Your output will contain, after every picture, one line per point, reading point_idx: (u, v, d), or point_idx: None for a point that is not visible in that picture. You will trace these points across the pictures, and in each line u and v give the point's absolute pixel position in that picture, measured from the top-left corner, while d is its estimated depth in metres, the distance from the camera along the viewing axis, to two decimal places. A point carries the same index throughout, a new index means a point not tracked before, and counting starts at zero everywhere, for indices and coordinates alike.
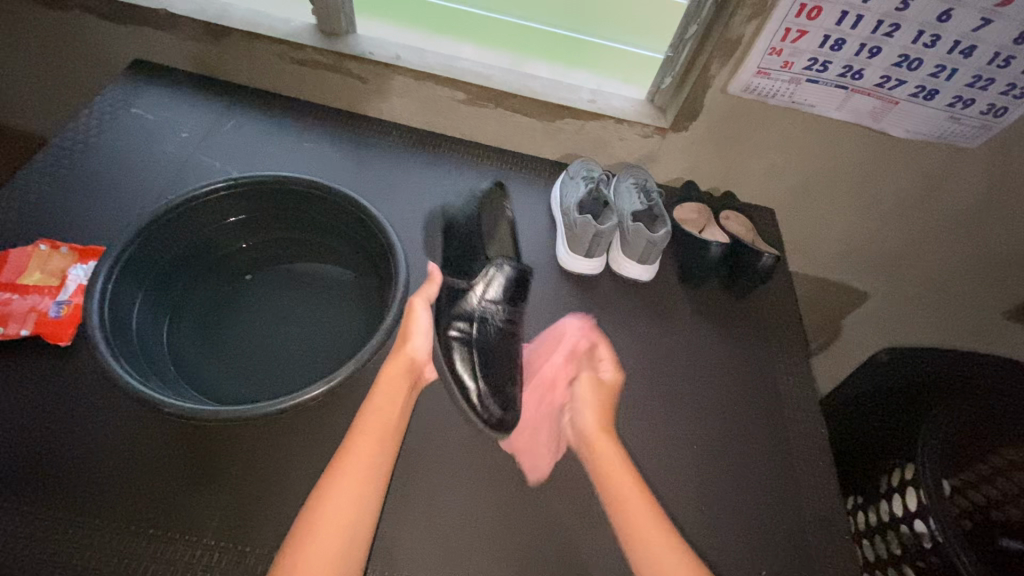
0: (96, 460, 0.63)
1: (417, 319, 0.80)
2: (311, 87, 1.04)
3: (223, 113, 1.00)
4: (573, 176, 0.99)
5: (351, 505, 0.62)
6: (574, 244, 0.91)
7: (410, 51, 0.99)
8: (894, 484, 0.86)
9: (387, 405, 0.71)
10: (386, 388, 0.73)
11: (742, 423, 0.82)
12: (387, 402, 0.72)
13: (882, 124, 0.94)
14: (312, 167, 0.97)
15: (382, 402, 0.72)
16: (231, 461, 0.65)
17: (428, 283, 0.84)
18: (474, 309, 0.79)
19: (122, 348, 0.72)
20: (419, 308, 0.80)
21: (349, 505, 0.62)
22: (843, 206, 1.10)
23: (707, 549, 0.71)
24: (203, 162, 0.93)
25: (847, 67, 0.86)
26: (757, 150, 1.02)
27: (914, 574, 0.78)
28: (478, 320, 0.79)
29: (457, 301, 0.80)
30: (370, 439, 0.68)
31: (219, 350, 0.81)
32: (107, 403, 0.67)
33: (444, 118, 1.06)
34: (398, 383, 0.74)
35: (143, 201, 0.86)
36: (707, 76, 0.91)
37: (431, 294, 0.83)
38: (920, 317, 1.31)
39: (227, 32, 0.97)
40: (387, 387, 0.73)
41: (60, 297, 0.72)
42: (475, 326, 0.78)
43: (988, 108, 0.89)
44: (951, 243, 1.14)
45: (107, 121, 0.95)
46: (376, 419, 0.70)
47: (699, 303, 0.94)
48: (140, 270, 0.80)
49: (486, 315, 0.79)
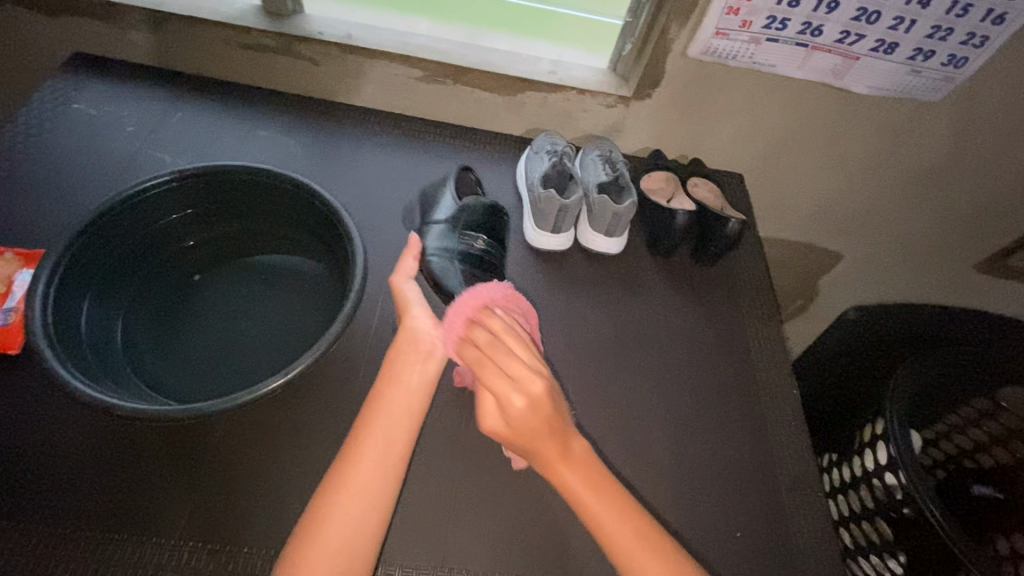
0: (52, 469, 0.62)
1: (407, 292, 0.71)
2: (263, 73, 1.01)
3: (170, 104, 0.96)
4: (537, 150, 0.97)
5: (357, 512, 0.56)
6: (540, 220, 0.89)
7: (363, 30, 0.96)
8: (865, 439, 0.87)
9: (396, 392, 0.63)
10: (401, 366, 0.64)
11: (716, 390, 0.83)
12: (401, 384, 0.63)
13: (845, 82, 0.93)
14: (266, 156, 0.93)
15: (396, 384, 0.63)
16: (194, 461, 0.64)
17: (404, 258, 0.74)
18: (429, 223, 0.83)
19: (72, 355, 0.70)
20: (403, 285, 0.71)
21: (360, 506, 0.56)
22: (811, 168, 1.10)
23: (684, 515, 0.71)
24: (152, 156, 0.90)
25: (806, 23, 0.84)
26: (722, 115, 1.01)
27: (886, 526, 0.80)
28: (461, 249, 0.78)
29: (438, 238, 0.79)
30: (383, 428, 0.60)
31: (176, 351, 0.79)
32: (61, 412, 0.65)
33: (402, 98, 1.04)
34: (410, 364, 0.64)
35: (89, 200, 0.83)
36: (666, 41, 0.90)
37: (410, 268, 0.73)
38: (891, 274, 1.32)
39: (167, 18, 0.93)
40: (404, 365, 0.64)
41: (7, 306, 0.70)
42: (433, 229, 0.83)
43: (949, 59, 0.88)
44: (919, 199, 1.15)
45: (47, 118, 0.91)
46: (390, 404, 0.62)
47: (670, 273, 0.94)
48: (89, 274, 0.77)
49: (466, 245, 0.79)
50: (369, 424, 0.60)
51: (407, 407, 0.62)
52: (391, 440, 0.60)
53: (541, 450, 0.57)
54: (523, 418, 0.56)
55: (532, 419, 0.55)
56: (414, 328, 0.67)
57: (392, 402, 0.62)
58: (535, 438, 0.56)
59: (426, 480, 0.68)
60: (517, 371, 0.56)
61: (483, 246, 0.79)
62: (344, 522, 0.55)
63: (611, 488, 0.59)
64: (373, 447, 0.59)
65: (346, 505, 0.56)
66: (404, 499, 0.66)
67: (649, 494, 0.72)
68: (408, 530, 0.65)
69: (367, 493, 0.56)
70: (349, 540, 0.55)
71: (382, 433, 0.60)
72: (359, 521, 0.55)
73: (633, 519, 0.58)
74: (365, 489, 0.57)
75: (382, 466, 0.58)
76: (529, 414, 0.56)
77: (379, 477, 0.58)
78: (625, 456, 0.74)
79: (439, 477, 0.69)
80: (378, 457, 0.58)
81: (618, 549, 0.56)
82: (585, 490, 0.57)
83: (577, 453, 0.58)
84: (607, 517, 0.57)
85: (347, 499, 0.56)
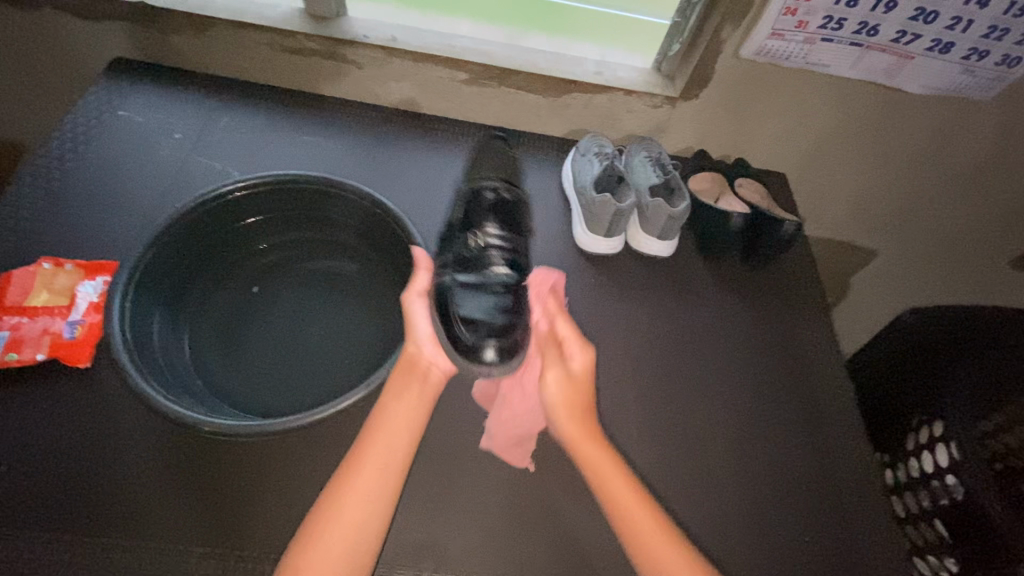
0: (131, 483, 0.62)
1: (413, 313, 0.73)
2: (304, 76, 1.00)
3: (215, 109, 0.95)
4: (585, 152, 0.96)
5: (364, 506, 0.58)
6: (593, 223, 0.89)
7: (407, 32, 0.95)
8: (923, 441, 0.88)
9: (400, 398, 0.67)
10: (399, 382, 0.68)
11: (774, 394, 0.83)
12: (401, 399, 0.66)
13: (896, 81, 0.92)
14: (315, 162, 0.93)
15: (396, 400, 0.66)
16: (269, 474, 0.63)
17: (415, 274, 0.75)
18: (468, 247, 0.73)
19: (149, 369, 0.70)
20: (412, 303, 0.72)
21: (359, 512, 0.58)
22: (854, 167, 1.10)
23: (751, 521, 0.72)
24: (201, 164, 0.89)
25: (862, 23, 0.84)
26: (768, 116, 1.00)
27: (942, 526, 0.81)
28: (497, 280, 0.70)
29: (446, 254, 0.76)
30: (383, 439, 0.63)
31: (241, 362, 0.78)
32: (135, 425, 0.65)
33: (445, 101, 1.02)
34: (409, 377, 0.69)
35: (143, 209, 0.83)
36: (717, 41, 0.89)
37: (421, 284, 0.74)
38: (928, 271, 1.32)
39: (211, 22, 0.92)
40: (401, 383, 0.68)
41: (72, 317, 0.70)
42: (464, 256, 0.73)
43: (1004, 58, 0.87)
44: (962, 197, 1.14)
45: (92, 126, 0.90)
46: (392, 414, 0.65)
47: (721, 275, 0.94)
48: (153, 289, 0.77)
49: (475, 244, 0.74)
50: (372, 434, 0.63)
51: (406, 422, 0.65)
52: (396, 440, 0.63)
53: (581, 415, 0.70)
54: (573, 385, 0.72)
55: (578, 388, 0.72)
56: (415, 352, 0.70)
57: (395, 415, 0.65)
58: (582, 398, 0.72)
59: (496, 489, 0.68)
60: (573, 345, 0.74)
61: (495, 242, 0.74)
62: (346, 526, 0.57)
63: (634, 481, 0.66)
64: (376, 457, 0.61)
65: (348, 509, 0.58)
66: (476, 508, 0.66)
67: (715, 500, 0.72)
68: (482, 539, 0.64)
69: (368, 501, 0.59)
70: (350, 546, 0.56)
71: (388, 434, 0.63)
72: (360, 527, 0.57)
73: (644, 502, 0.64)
74: (365, 496, 0.59)
75: (382, 477, 0.61)
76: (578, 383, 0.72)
77: (383, 476, 0.61)
78: (690, 461, 0.75)
79: (508, 483, 0.68)
80: (383, 457, 0.62)
81: (632, 531, 0.62)
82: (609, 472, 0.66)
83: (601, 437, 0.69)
84: (621, 492, 0.64)
85: (355, 496, 0.59)
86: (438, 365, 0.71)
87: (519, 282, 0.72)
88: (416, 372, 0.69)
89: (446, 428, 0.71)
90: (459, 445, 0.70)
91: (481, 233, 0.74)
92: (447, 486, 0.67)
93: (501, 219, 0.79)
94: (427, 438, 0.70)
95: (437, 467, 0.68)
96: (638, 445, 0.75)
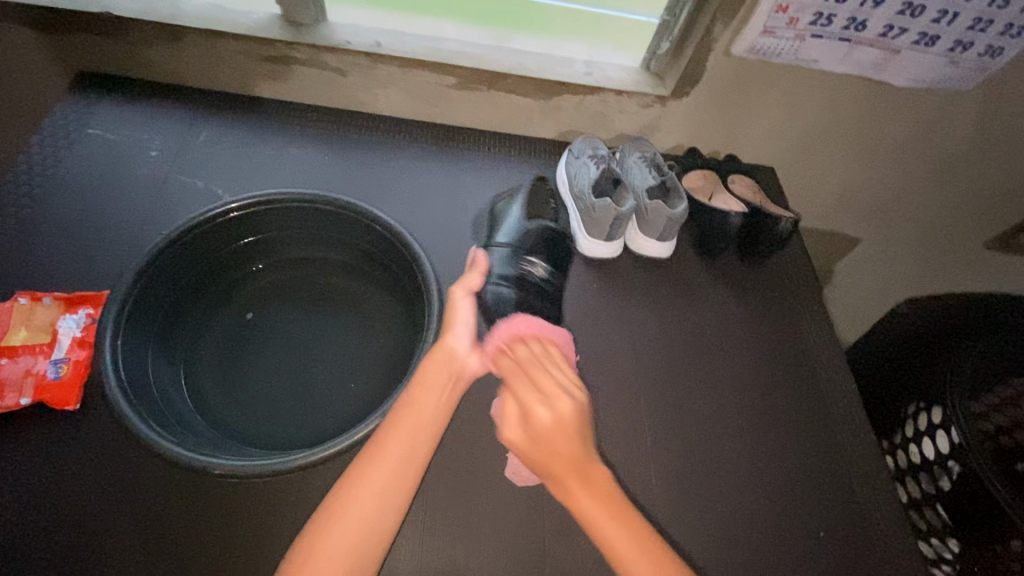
0: (134, 529, 0.58)
1: (460, 308, 0.74)
2: (285, 86, 0.95)
3: (193, 124, 0.91)
4: (578, 155, 0.95)
5: (380, 493, 0.57)
6: (593, 229, 0.88)
7: (391, 37, 0.91)
8: (923, 428, 0.90)
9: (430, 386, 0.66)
10: (428, 376, 0.67)
11: (780, 391, 0.83)
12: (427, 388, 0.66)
13: (883, 74, 0.93)
14: (302, 176, 0.89)
15: (425, 391, 0.65)
16: (280, 509, 0.61)
17: (469, 273, 0.79)
18: (525, 271, 0.80)
19: (146, 405, 0.67)
20: (461, 299, 0.75)
21: (377, 498, 0.56)
22: (840, 159, 1.11)
23: (767, 520, 0.72)
24: (182, 182, 0.85)
25: (851, 18, 0.84)
26: (758, 112, 1.01)
27: (946, 510, 0.83)
28: (535, 305, 0.79)
29: (500, 269, 0.80)
30: (406, 434, 0.61)
31: (243, 390, 0.78)
32: (134, 466, 0.62)
33: (433, 106, 0.99)
34: (440, 374, 0.68)
35: (124, 234, 0.78)
36: (709, 39, 0.88)
37: (473, 282, 0.78)
38: (910, 257, 1.35)
39: (183, 31, 0.87)
40: (429, 381, 0.66)
41: (56, 356, 0.67)
42: (517, 277, 0.79)
43: (986, 49, 0.89)
44: (943, 185, 1.16)
45: (62, 147, 0.86)
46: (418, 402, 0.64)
47: (720, 274, 0.94)
48: (144, 321, 0.75)
49: (529, 274, 0.80)
50: (393, 427, 0.61)
51: (430, 418, 0.63)
52: (420, 430, 0.62)
53: (562, 468, 0.60)
54: (552, 432, 0.62)
55: (559, 433, 0.62)
56: (451, 347, 0.70)
57: (422, 407, 0.64)
58: (564, 450, 0.61)
59: (515, 507, 0.66)
60: (547, 382, 0.66)
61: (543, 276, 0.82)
62: (357, 520, 0.55)
63: (619, 504, 0.60)
64: (396, 450, 0.59)
65: (364, 501, 0.56)
66: (497, 528, 0.64)
67: (731, 500, 0.72)
68: (504, 559, 0.63)
69: (384, 493, 0.57)
70: (363, 540, 0.54)
71: (412, 422, 0.62)
72: (373, 521, 0.55)
73: (637, 525, 0.59)
74: (382, 487, 0.57)
75: (404, 469, 0.59)
76: (562, 429, 0.62)
77: (405, 465, 0.59)
78: (705, 464, 0.75)
79: (528, 499, 0.67)
80: (406, 446, 0.60)
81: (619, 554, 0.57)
82: (596, 506, 0.59)
83: (595, 479, 0.60)
84: (599, 516, 0.58)
85: (371, 487, 0.57)
86: (468, 366, 0.71)
87: (554, 311, 0.81)
88: (449, 363, 0.69)
89: (460, 446, 0.69)
90: (475, 464, 0.68)
91: (537, 262, 0.82)
92: (466, 507, 0.65)
93: (553, 254, 0.85)
94: (441, 458, 0.68)
95: (455, 488, 0.66)
96: (653, 452, 0.74)
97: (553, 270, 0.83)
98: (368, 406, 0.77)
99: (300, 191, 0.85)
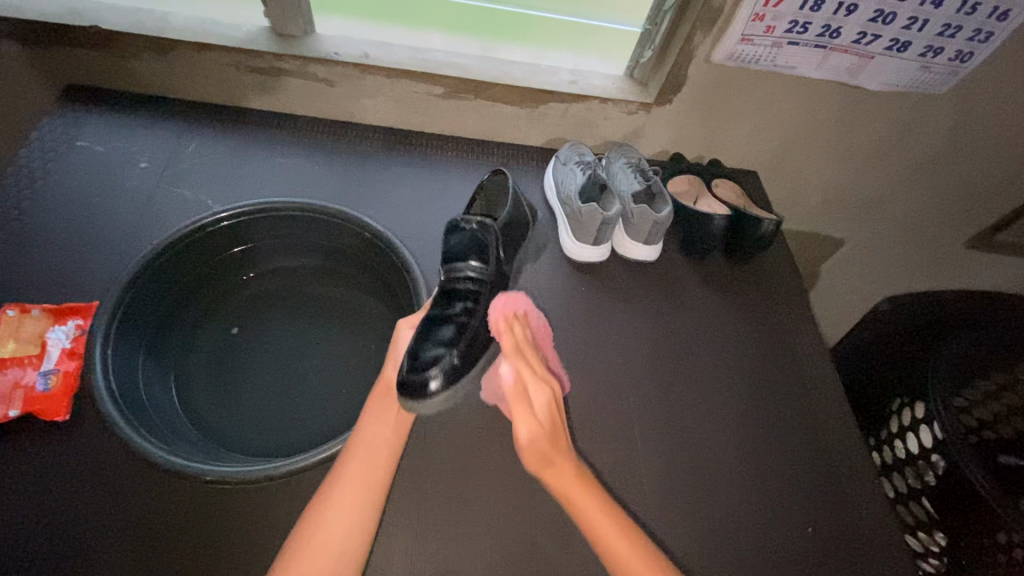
0: (124, 539, 0.58)
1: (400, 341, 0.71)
2: (274, 97, 0.96)
3: (182, 135, 0.92)
4: (565, 161, 0.97)
5: (343, 525, 0.57)
6: (581, 234, 0.89)
7: (379, 48, 0.92)
8: (907, 423, 0.92)
9: (379, 416, 0.66)
10: (378, 405, 0.67)
11: (766, 389, 0.85)
12: (379, 418, 0.65)
13: (859, 79, 0.96)
14: (291, 185, 0.89)
15: (376, 422, 0.65)
16: (272, 515, 0.61)
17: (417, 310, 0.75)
18: (457, 274, 0.73)
19: (137, 416, 0.67)
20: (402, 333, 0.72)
21: (339, 529, 0.56)
22: (820, 162, 1.14)
23: (755, 516, 0.73)
24: (171, 193, 0.85)
25: (826, 26, 0.87)
26: (740, 117, 1.03)
27: (931, 503, 0.84)
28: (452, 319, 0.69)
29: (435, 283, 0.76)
30: (364, 458, 0.62)
31: (231, 401, 0.78)
32: (126, 476, 0.61)
33: (421, 115, 1.00)
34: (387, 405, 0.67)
35: (113, 245, 0.79)
36: (690, 48, 0.90)
37: (418, 317, 0.73)
38: (892, 257, 1.37)
39: (171, 45, 0.87)
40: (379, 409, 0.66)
41: (45, 367, 0.66)
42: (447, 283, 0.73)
43: (956, 54, 0.92)
44: (922, 185, 1.19)
45: (51, 159, 0.86)
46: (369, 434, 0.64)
47: (705, 276, 0.96)
48: (132, 334, 0.75)
49: (457, 271, 0.73)
50: (352, 457, 0.62)
51: (387, 444, 0.64)
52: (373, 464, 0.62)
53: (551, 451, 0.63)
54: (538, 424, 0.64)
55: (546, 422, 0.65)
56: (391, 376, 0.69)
57: (373, 435, 0.64)
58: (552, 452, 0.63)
59: (507, 506, 0.67)
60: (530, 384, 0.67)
61: (473, 268, 0.73)
62: (326, 549, 0.55)
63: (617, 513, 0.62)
64: (354, 483, 0.59)
65: (334, 526, 0.56)
66: (491, 528, 0.65)
67: (720, 496, 0.73)
68: (498, 557, 0.63)
69: (352, 516, 0.57)
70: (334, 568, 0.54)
71: (366, 453, 0.62)
72: (341, 547, 0.55)
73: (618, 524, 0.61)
74: (348, 509, 0.58)
75: (364, 493, 0.59)
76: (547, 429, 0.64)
77: (362, 493, 0.59)
78: (694, 461, 0.76)
79: (521, 498, 0.68)
80: (363, 477, 0.60)
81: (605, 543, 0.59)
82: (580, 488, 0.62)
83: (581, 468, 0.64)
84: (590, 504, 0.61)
85: (335, 519, 0.57)
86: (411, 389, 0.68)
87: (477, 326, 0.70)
88: (390, 394, 0.67)
89: (451, 448, 0.70)
90: (468, 466, 0.69)
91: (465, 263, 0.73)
92: (460, 509, 0.66)
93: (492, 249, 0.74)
94: (432, 459, 0.69)
95: (447, 490, 0.67)
96: (644, 450, 0.75)
97: (485, 266, 0.74)
98: (359, 412, 0.77)
99: (289, 200, 0.86)
